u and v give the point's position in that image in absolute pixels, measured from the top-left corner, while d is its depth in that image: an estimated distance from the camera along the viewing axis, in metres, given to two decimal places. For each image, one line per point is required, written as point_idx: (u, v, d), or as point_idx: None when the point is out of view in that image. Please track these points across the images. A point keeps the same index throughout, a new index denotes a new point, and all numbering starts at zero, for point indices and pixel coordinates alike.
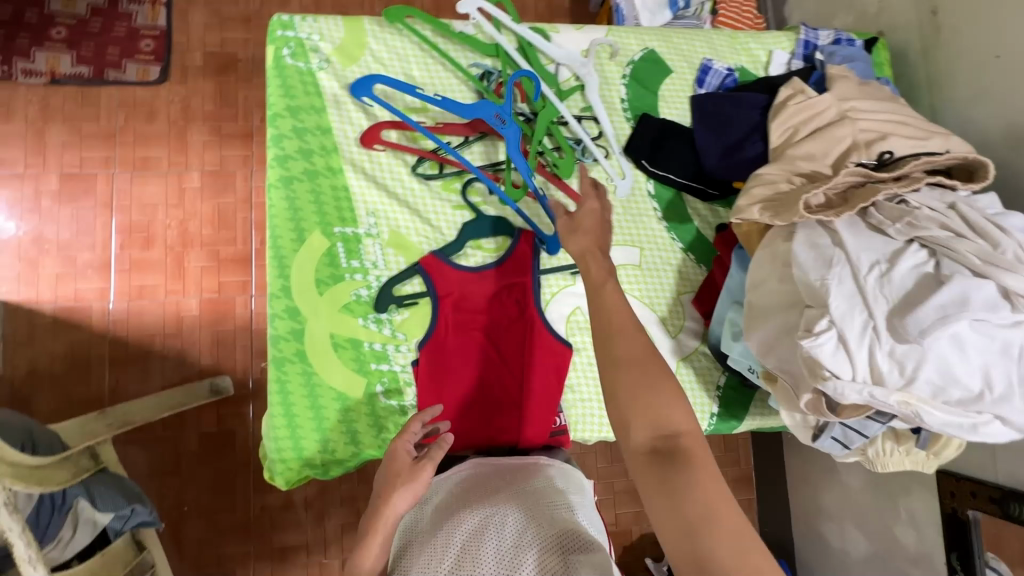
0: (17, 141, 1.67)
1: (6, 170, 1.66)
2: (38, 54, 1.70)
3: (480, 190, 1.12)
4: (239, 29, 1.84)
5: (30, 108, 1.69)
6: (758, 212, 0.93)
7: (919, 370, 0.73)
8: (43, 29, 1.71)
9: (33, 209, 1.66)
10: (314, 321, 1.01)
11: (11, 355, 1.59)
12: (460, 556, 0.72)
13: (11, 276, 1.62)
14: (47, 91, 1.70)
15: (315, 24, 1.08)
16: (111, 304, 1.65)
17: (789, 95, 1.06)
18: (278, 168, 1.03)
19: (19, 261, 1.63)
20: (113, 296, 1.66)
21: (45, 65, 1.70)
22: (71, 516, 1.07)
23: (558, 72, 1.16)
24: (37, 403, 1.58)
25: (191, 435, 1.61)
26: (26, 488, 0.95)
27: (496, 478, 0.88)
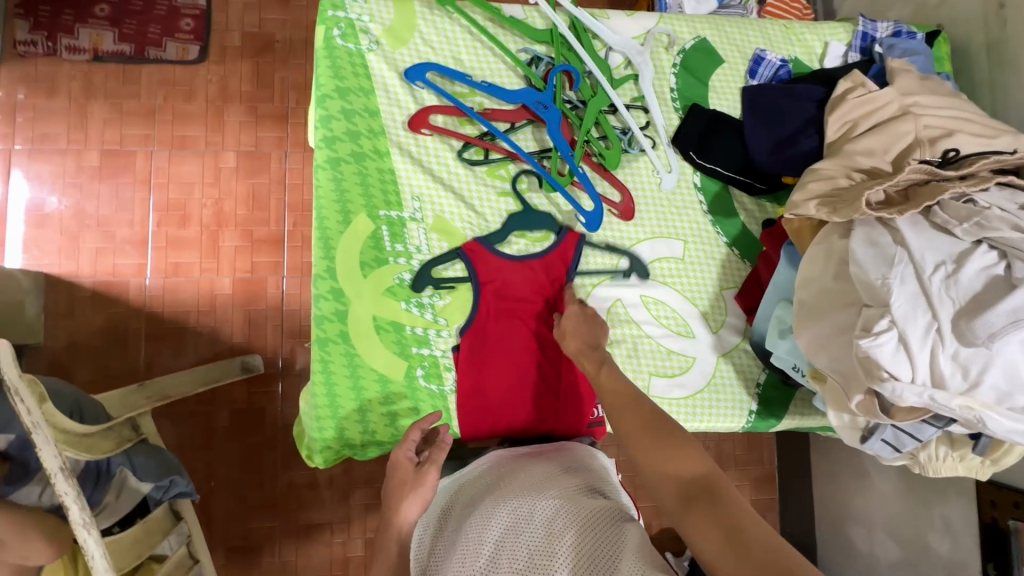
0: (60, 117, 1.70)
1: (49, 145, 1.69)
2: (82, 31, 1.72)
3: (525, 178, 1.11)
4: (278, 10, 1.85)
5: (73, 84, 1.71)
6: (814, 207, 0.91)
7: (984, 374, 0.71)
8: (87, 6, 1.73)
9: (75, 184, 1.69)
10: (358, 303, 1.02)
11: (52, 326, 1.63)
12: (495, 550, 0.75)
13: (53, 249, 1.66)
14: (90, 68, 1.73)
15: (365, 5, 1.08)
16: (147, 280, 1.69)
17: (848, 88, 1.02)
18: (325, 149, 1.03)
19: (61, 234, 1.67)
20: (150, 273, 1.69)
21: (88, 42, 1.72)
22: (116, 483, 1.14)
23: (609, 58, 1.14)
24: (77, 373, 1.62)
25: (223, 411, 1.64)
26: (76, 455, 0.98)
27: (518, 468, 0.90)
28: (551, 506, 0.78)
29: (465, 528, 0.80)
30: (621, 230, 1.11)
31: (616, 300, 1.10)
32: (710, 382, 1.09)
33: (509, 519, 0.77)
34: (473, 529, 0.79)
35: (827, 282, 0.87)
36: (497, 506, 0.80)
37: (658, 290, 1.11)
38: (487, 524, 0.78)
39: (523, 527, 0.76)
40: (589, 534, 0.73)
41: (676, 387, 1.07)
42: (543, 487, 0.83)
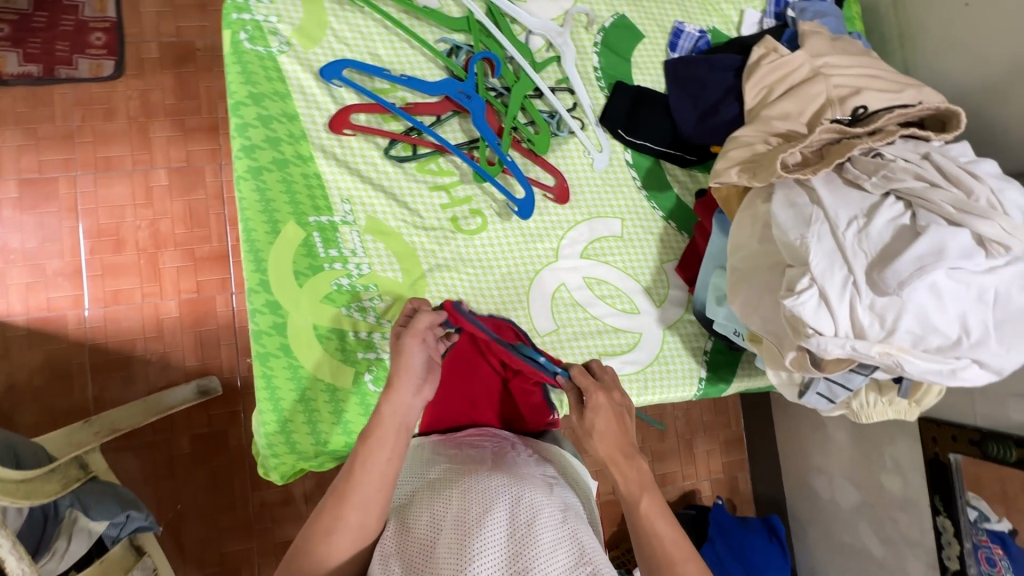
0: None
1: None
2: None
3: (457, 171, 1.10)
4: (195, 16, 1.77)
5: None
6: (736, 174, 0.93)
7: (899, 320, 0.74)
8: None
9: None
10: (296, 314, 0.99)
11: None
12: (475, 508, 0.78)
13: None
14: None
15: (272, 5, 1.04)
16: (86, 311, 1.61)
17: (761, 55, 1.04)
18: (245, 159, 0.99)
19: None
20: (87, 303, 1.61)
21: None
22: (65, 525, 1.06)
23: (530, 41, 1.13)
24: (19, 417, 1.54)
25: (182, 438, 1.59)
26: (15, 502, 0.93)
27: (511, 455, 0.94)
28: (548, 504, 0.82)
29: (458, 487, 0.82)
30: (558, 214, 1.11)
31: (560, 285, 1.10)
32: (658, 354, 1.11)
33: (504, 496, 0.80)
34: (466, 490, 0.81)
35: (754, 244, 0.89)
36: (497, 480, 0.83)
37: (600, 270, 1.12)
38: (483, 491, 0.80)
39: (516, 508, 0.79)
40: (567, 546, 0.76)
41: (625, 363, 1.09)
42: (539, 484, 0.86)
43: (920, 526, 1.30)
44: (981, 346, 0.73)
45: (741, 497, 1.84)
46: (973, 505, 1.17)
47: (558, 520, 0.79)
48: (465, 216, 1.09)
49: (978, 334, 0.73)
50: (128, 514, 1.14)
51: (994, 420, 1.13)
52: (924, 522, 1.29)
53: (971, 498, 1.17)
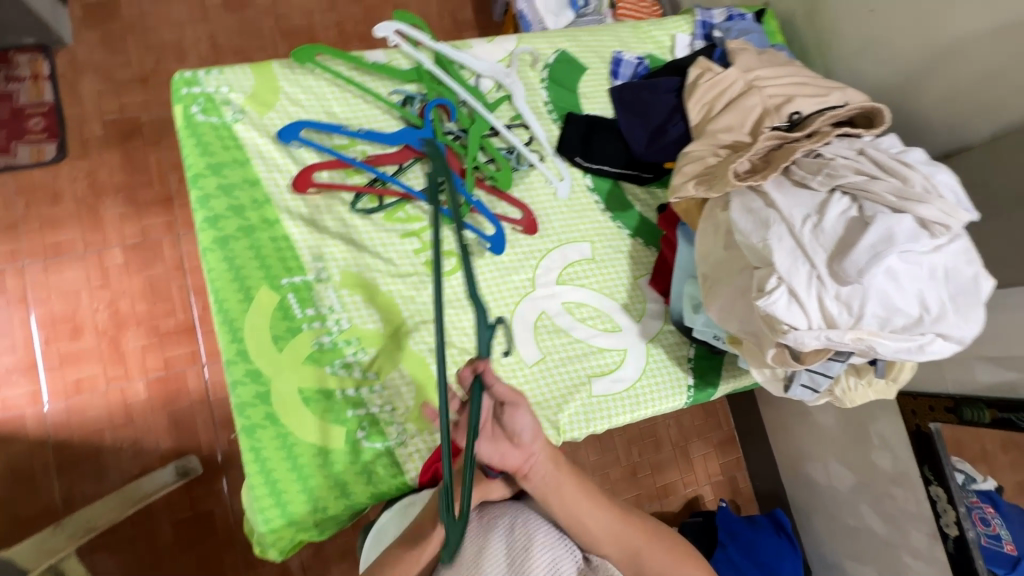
0: None
1: None
2: None
3: (425, 216, 1.11)
4: (138, 90, 1.79)
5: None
6: (693, 188, 0.97)
7: (865, 306, 0.78)
8: None
9: None
10: (278, 380, 0.97)
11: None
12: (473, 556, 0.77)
13: None
14: None
15: (221, 76, 1.05)
16: (46, 406, 1.52)
17: (698, 74, 1.11)
18: (210, 230, 0.99)
19: None
20: (47, 398, 1.53)
21: None
22: None
23: (480, 84, 1.18)
24: None
25: (164, 525, 1.50)
26: None
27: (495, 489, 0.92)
28: (541, 523, 0.81)
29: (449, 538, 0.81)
30: (529, 244, 1.14)
31: (541, 313, 1.12)
32: (645, 369, 1.14)
33: (495, 530, 0.80)
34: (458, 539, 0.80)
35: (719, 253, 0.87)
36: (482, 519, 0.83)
37: (577, 294, 1.14)
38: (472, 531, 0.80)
39: (510, 540, 0.78)
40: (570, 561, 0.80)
41: (616, 381, 1.11)
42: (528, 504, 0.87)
43: (916, 498, 1.33)
44: (943, 319, 0.78)
45: (743, 496, 1.86)
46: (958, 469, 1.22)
47: (554, 538, 0.81)
48: (438, 259, 1.10)
49: (937, 309, 0.78)
50: None
51: (965, 385, 1.18)
52: (918, 494, 1.32)
53: (957, 463, 1.22)
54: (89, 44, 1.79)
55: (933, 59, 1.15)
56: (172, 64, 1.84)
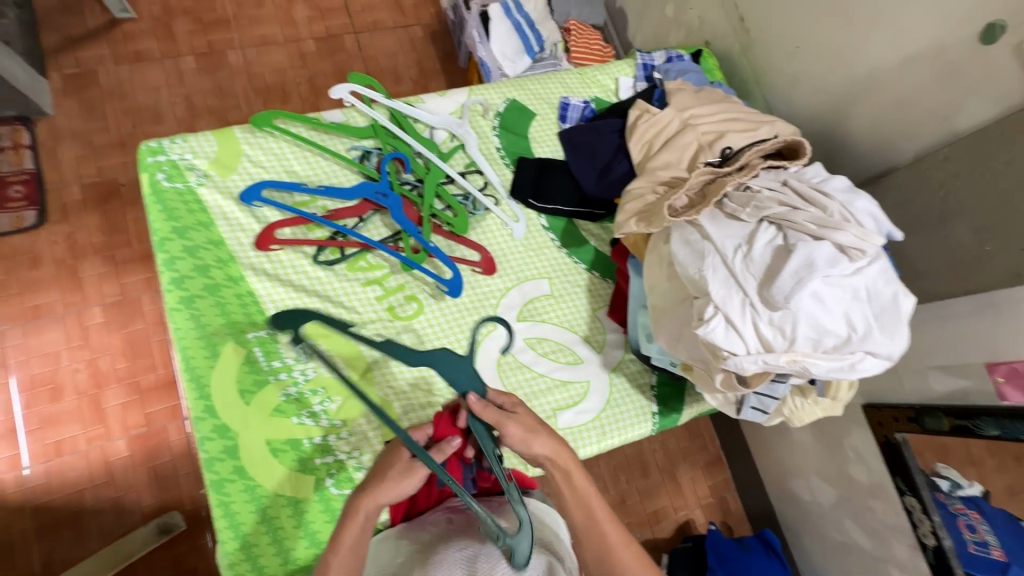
0: None
1: None
2: None
3: (386, 263, 1.15)
4: (117, 153, 1.87)
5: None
6: (635, 224, 1.03)
7: (796, 329, 0.82)
8: None
9: None
10: (245, 433, 0.99)
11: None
12: None
13: None
14: None
15: (185, 143, 1.10)
16: (25, 470, 1.52)
17: (637, 116, 1.18)
18: (175, 290, 1.02)
19: None
20: (26, 462, 1.53)
21: None
22: None
23: (434, 135, 1.25)
24: None
25: None
26: None
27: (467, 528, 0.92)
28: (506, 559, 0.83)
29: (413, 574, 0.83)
30: (488, 285, 1.18)
31: (503, 351, 1.15)
32: (610, 399, 1.17)
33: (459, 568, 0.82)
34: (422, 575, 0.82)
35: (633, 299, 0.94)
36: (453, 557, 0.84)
37: (538, 329, 1.18)
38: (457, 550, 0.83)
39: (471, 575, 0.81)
40: None
41: (581, 413, 1.14)
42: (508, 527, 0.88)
43: (894, 509, 1.34)
44: (870, 337, 0.82)
45: (734, 517, 1.85)
46: (943, 475, 1.18)
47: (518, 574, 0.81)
48: (401, 303, 1.13)
49: (863, 328, 0.82)
50: None
51: (922, 394, 1.19)
52: (895, 505, 1.34)
53: (942, 468, 1.18)
54: (69, 112, 1.87)
55: (858, 88, 1.23)
56: (149, 127, 1.92)
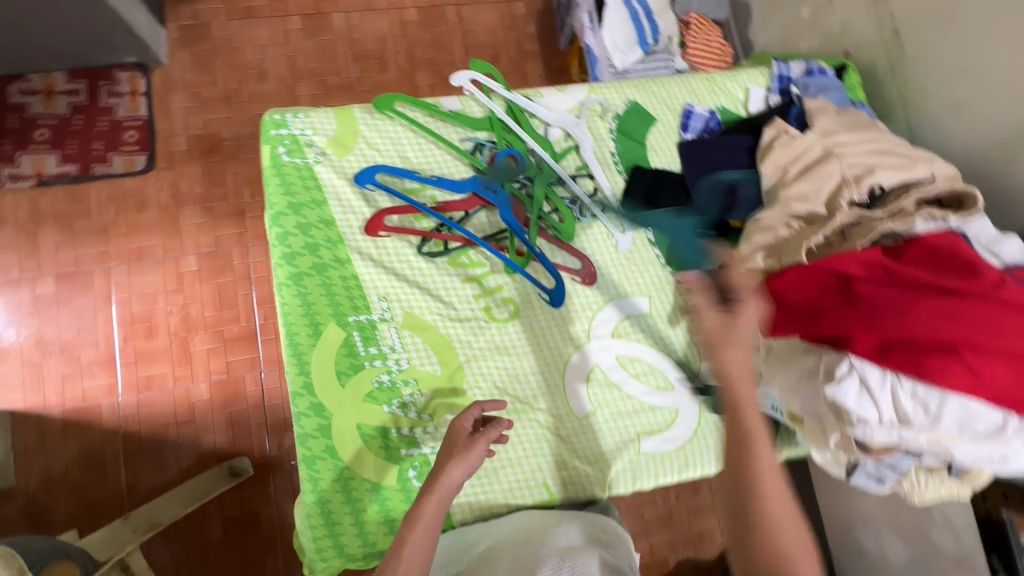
0: (11, 248, 1.74)
1: (3, 278, 1.72)
2: (24, 157, 1.79)
3: (488, 261, 1.13)
4: (221, 108, 1.93)
5: (20, 212, 1.77)
6: (762, 259, 0.95)
7: (943, 408, 0.74)
8: (27, 133, 1.80)
9: (34, 312, 1.71)
10: (339, 414, 1.02)
11: (24, 463, 1.61)
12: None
13: (17, 383, 1.66)
14: (35, 193, 1.79)
15: (307, 119, 1.10)
16: (119, 398, 1.67)
17: (773, 136, 1.09)
18: (286, 266, 1.05)
19: (24, 367, 1.67)
20: (121, 391, 1.68)
21: (31, 168, 1.79)
22: None
23: (549, 133, 1.20)
24: (56, 507, 1.59)
25: (214, 522, 1.59)
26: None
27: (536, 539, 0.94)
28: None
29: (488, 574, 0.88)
30: (587, 297, 1.14)
31: (594, 365, 1.12)
32: (697, 431, 1.12)
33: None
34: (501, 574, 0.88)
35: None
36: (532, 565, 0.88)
37: (632, 348, 1.14)
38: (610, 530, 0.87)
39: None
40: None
41: (664, 441, 1.11)
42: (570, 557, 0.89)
43: None
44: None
45: None
46: None
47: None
48: (497, 305, 1.12)
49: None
50: None
51: None
52: None
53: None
54: (182, 64, 1.94)
55: None
56: (253, 85, 1.96)
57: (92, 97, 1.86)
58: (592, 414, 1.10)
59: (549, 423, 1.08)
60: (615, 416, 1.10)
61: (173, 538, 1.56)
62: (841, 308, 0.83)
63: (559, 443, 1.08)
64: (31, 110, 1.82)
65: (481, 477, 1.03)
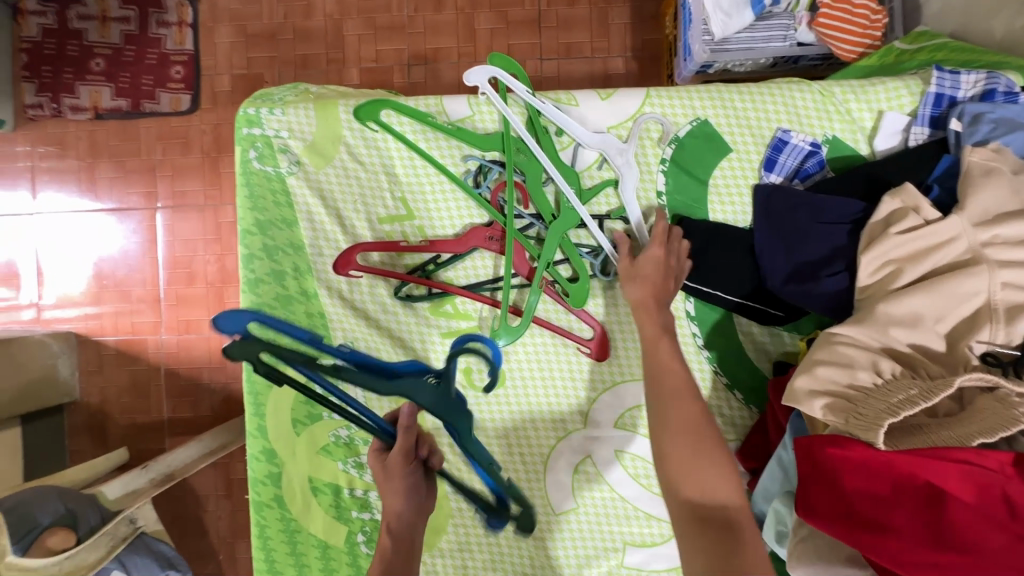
0: (71, 178, 1.53)
1: (62, 194, 1.53)
2: (82, 88, 1.50)
3: (475, 314, 0.96)
4: (265, 46, 1.51)
5: (80, 144, 1.53)
6: (821, 410, 0.68)
7: None
8: (83, 62, 1.49)
9: (88, 243, 1.53)
10: (291, 465, 0.94)
11: (87, 383, 1.54)
12: None
13: (81, 309, 1.53)
14: (94, 127, 1.53)
15: (284, 117, 0.91)
16: (163, 335, 1.53)
17: (894, 209, 0.74)
18: (248, 295, 0.91)
19: (84, 296, 1.53)
20: (164, 330, 1.53)
21: (88, 100, 1.50)
22: None
23: (577, 156, 0.93)
24: (112, 431, 1.53)
25: (240, 462, 1.50)
26: None
27: None
28: None
29: None
30: (589, 373, 0.94)
31: (586, 456, 0.94)
32: None
33: None
34: None
35: (670, 403, 0.73)
36: None
37: (638, 445, 0.93)
38: None
39: None
40: None
41: (656, 558, 0.93)
42: None
43: None
44: None
45: None
46: None
47: None
48: (480, 369, 0.97)
49: None
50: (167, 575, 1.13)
51: None
52: None
53: None
54: None
55: None
56: (299, 21, 1.50)
57: (141, 23, 1.50)
58: (571, 510, 0.94)
59: None
60: (599, 518, 0.94)
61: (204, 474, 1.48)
62: (918, 533, 0.56)
63: (529, 534, 0.95)
64: (87, 37, 1.50)
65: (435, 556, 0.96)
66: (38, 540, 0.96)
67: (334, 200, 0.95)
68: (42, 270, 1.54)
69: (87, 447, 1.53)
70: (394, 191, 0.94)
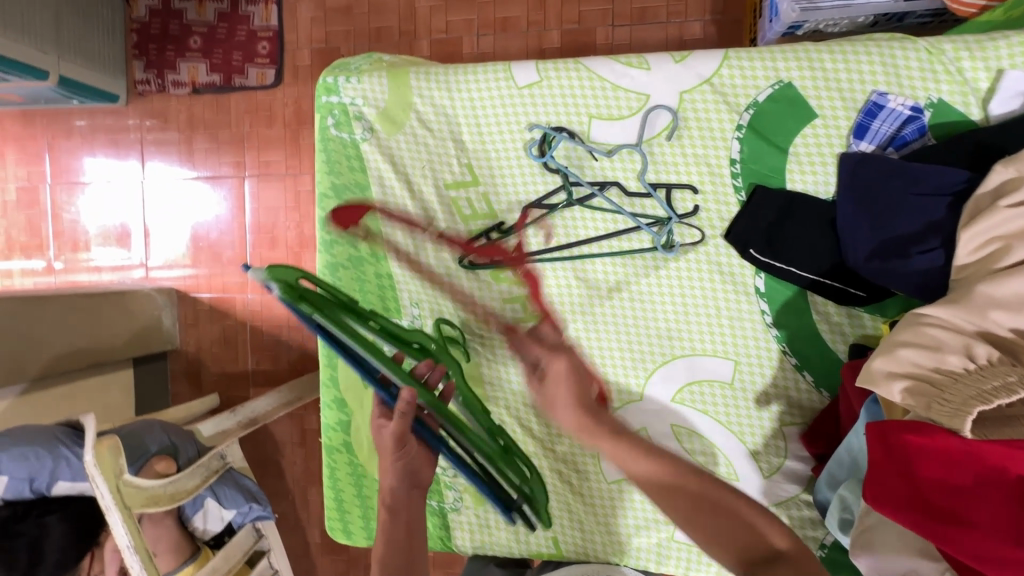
0: (172, 149, 1.68)
1: (165, 163, 1.69)
2: (182, 64, 1.63)
3: (536, 282, 0.97)
4: (343, 20, 1.56)
5: (180, 117, 1.67)
6: (900, 395, 0.63)
7: None
8: (183, 40, 1.62)
9: (185, 208, 1.69)
10: (359, 415, 1.02)
11: (185, 334, 1.72)
12: None
13: (181, 268, 1.70)
14: (192, 101, 1.66)
15: (358, 85, 0.95)
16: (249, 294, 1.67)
17: (1007, 181, 0.66)
18: (324, 255, 1.02)
19: (182, 256, 1.70)
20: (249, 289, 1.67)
21: (187, 75, 1.63)
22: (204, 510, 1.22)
23: (647, 121, 0.89)
24: (206, 378, 1.71)
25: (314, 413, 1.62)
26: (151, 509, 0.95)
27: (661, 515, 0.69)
28: None
29: None
30: (642, 347, 0.94)
31: (640, 428, 0.95)
32: None
33: None
34: None
35: None
36: None
37: (694, 420, 0.93)
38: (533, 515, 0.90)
39: None
40: None
41: None
42: None
43: None
44: None
45: None
46: None
47: None
48: None
49: None
50: (251, 506, 1.23)
51: None
52: None
53: None
54: None
55: None
56: None
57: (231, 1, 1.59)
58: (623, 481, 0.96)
59: (572, 477, 0.99)
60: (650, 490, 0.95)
61: (280, 423, 1.62)
62: (998, 526, 0.52)
63: (581, 498, 0.98)
64: (186, 17, 1.62)
65: (487, 511, 1.02)
66: (148, 464, 1.09)
67: (404, 166, 0.98)
68: (149, 231, 1.71)
69: (184, 390, 1.72)
70: (460, 157, 0.96)
